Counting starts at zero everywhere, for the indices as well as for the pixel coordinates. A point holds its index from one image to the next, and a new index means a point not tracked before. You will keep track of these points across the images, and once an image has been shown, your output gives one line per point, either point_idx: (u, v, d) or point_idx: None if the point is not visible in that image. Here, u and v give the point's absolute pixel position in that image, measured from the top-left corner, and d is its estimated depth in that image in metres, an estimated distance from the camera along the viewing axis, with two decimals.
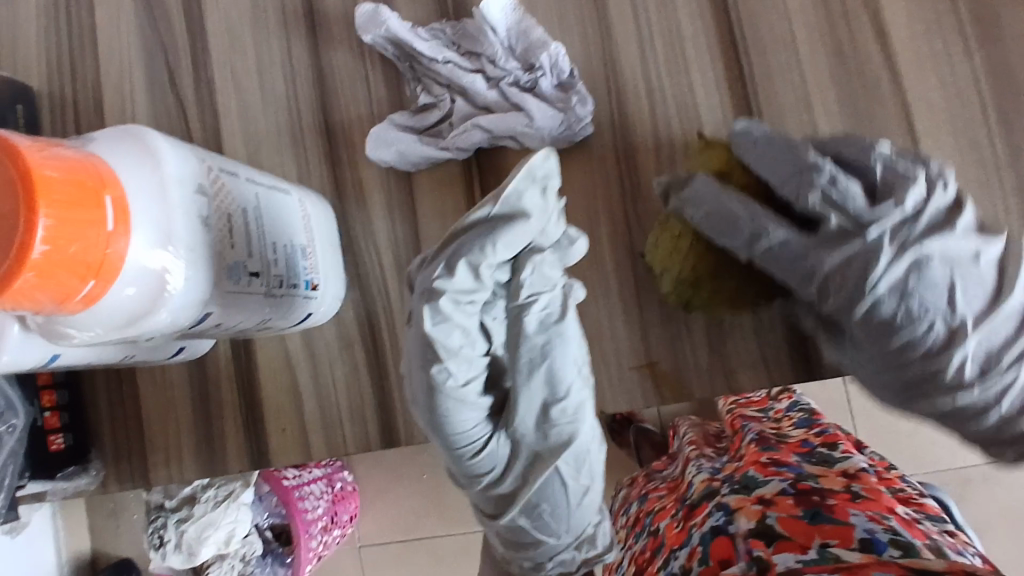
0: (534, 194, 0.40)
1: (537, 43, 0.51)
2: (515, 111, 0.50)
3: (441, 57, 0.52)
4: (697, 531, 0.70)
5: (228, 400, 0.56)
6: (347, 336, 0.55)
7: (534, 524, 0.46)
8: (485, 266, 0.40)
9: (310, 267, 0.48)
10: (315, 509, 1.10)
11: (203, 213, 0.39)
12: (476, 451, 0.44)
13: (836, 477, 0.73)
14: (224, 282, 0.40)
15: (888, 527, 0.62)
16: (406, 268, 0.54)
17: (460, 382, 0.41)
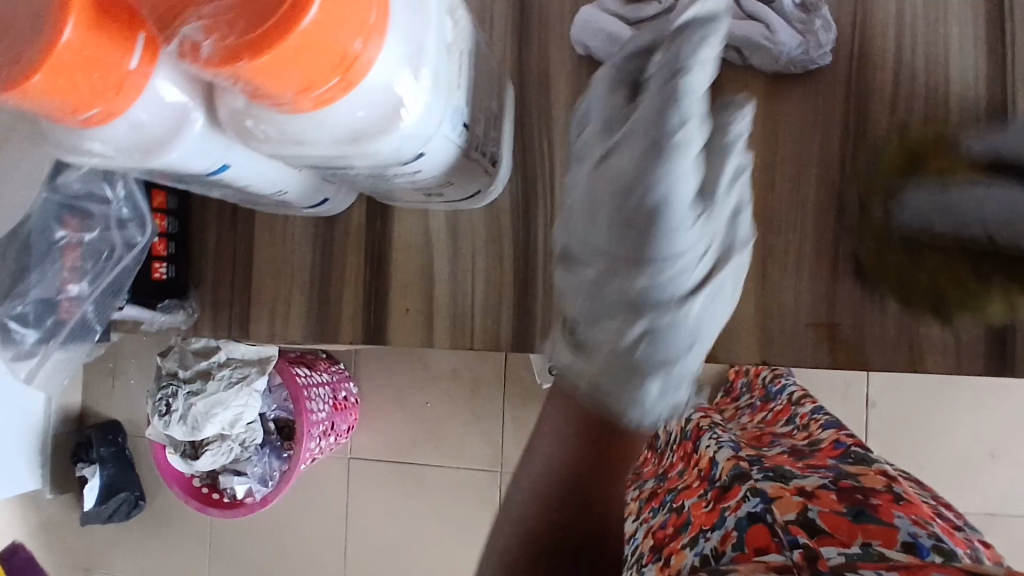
0: (694, 91, 0.36)
1: None
2: (753, 21, 0.45)
3: None
4: (731, 513, 0.57)
5: (354, 269, 0.53)
6: (497, 227, 0.51)
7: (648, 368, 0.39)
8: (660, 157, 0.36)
9: (497, 140, 0.44)
10: (320, 411, 1.08)
11: (447, 40, 0.34)
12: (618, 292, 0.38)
13: (878, 478, 0.65)
14: (446, 126, 0.35)
15: (932, 534, 0.55)
16: (577, 167, 0.49)
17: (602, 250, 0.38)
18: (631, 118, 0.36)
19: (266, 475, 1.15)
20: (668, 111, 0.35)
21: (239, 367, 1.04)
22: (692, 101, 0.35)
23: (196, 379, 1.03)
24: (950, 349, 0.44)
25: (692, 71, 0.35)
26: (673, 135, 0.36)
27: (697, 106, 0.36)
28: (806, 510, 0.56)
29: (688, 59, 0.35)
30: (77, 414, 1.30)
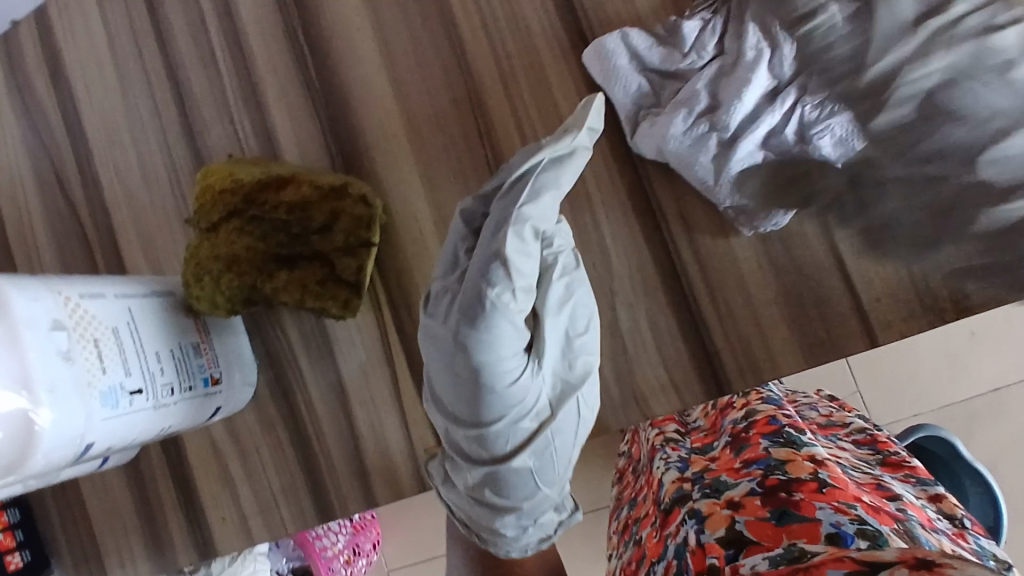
0: (557, 352, 0.45)
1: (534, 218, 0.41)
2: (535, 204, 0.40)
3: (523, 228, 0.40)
4: (672, 542, 0.68)
5: (168, 497, 0.57)
6: (268, 418, 0.54)
7: (541, 464, 0.46)
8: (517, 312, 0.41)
9: (206, 363, 0.48)
10: (336, 544, 1.02)
11: (62, 348, 0.38)
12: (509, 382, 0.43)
13: (803, 462, 0.68)
14: (100, 408, 0.40)
15: (856, 517, 0.57)
16: (313, 340, 0.53)
17: (528, 422, 0.45)
18: (510, 408, 0.43)
19: None
20: (490, 386, 0.42)
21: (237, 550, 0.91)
22: (518, 369, 0.43)
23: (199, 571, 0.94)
24: (668, 388, 0.47)
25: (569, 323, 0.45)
26: (518, 416, 0.44)
27: (585, 354, 0.46)
28: (734, 523, 0.63)
29: (512, 367, 0.42)
30: None
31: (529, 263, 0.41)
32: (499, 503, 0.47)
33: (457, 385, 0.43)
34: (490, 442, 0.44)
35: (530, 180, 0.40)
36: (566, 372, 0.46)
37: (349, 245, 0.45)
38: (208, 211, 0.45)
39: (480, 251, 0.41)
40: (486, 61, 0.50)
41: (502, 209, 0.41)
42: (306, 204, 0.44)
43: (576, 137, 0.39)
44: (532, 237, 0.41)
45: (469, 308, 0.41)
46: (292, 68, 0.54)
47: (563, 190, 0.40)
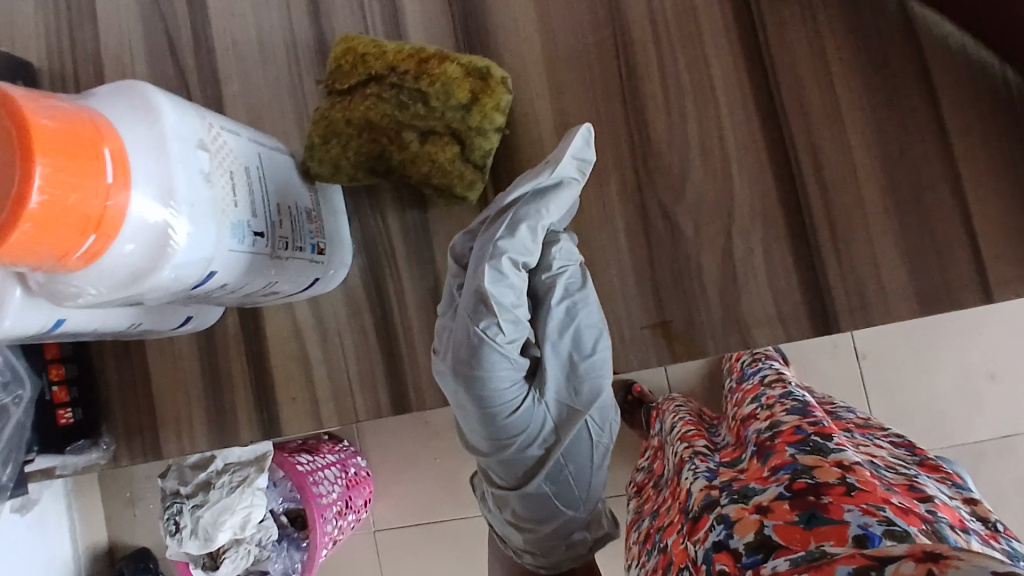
0: (562, 379, 0.52)
1: (528, 221, 0.45)
2: (524, 225, 0.45)
3: (506, 238, 0.45)
4: (697, 548, 0.61)
5: (239, 371, 0.57)
6: (355, 303, 0.54)
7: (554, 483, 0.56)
8: (543, 224, 0.46)
9: (315, 230, 0.48)
10: (331, 493, 0.99)
11: (204, 169, 0.38)
12: (513, 410, 0.50)
13: (830, 467, 0.63)
14: (228, 239, 0.40)
15: (884, 518, 0.54)
16: (413, 231, 0.53)
17: (538, 444, 0.53)
18: (514, 435, 0.51)
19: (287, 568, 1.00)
20: (490, 419, 0.49)
21: (237, 471, 0.94)
22: (514, 394, 0.49)
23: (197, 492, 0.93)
24: (775, 320, 0.47)
25: (573, 347, 0.50)
26: (524, 444, 0.52)
27: (590, 379, 0.51)
28: (761, 527, 0.58)
29: (510, 397, 0.49)
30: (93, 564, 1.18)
31: (519, 303, 0.47)
32: (529, 518, 0.60)
33: (479, 418, 0.50)
34: (508, 466, 0.54)
35: (508, 215, 0.45)
36: (572, 398, 0.52)
37: (483, 128, 0.45)
38: (346, 74, 0.45)
39: (468, 293, 0.46)
40: None
41: (482, 242, 0.46)
42: (448, 80, 0.43)
43: (555, 171, 0.44)
44: (510, 266, 0.46)
45: (463, 348, 0.46)
46: None
47: (545, 220, 0.45)
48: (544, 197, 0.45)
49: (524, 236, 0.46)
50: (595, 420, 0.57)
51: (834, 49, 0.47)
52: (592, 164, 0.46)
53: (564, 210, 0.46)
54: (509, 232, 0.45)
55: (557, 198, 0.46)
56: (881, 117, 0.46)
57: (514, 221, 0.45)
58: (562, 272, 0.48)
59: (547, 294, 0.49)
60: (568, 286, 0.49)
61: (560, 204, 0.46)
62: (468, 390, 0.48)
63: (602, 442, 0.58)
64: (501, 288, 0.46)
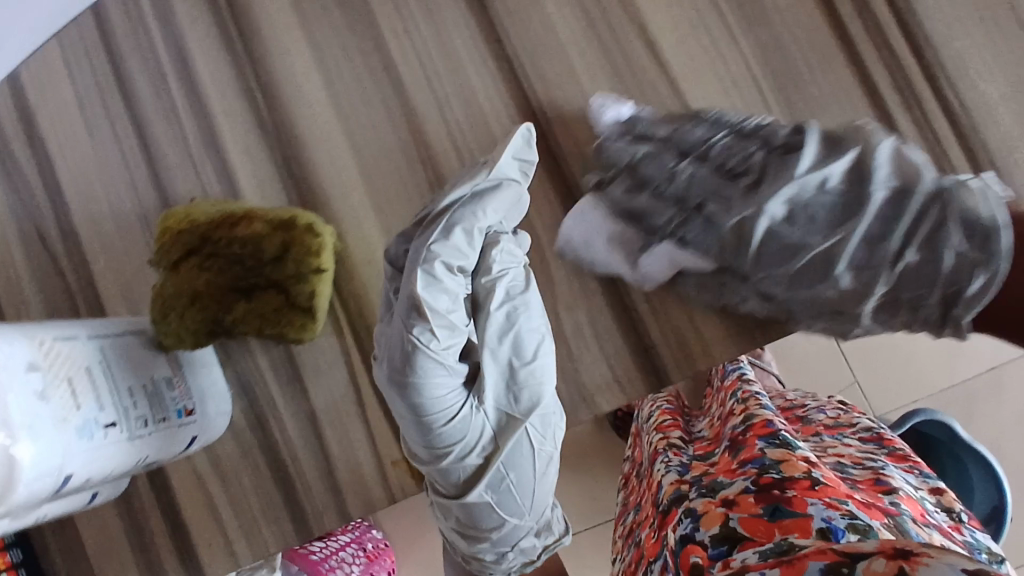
0: (501, 386, 0.49)
1: (464, 221, 0.47)
2: (455, 224, 0.46)
3: (428, 242, 0.46)
4: (669, 539, 0.69)
5: (157, 527, 0.60)
6: (244, 444, 0.57)
7: (499, 498, 0.51)
8: (460, 236, 0.46)
9: (179, 396, 0.51)
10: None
11: (38, 387, 0.42)
12: (450, 418, 0.47)
13: (798, 462, 0.69)
14: (77, 441, 0.43)
15: (847, 513, 0.60)
16: (282, 366, 0.56)
17: (477, 454, 0.49)
18: (452, 445, 0.48)
19: None
20: (428, 428, 0.47)
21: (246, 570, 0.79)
22: (450, 400, 0.47)
23: None
24: None
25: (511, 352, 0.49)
26: (462, 454, 0.49)
27: (529, 387, 0.49)
28: (728, 519, 0.65)
29: (447, 405, 0.47)
30: None
31: (454, 309, 0.46)
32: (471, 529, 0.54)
33: (416, 426, 0.47)
34: (444, 477, 0.50)
35: (443, 218, 0.46)
36: (513, 405, 0.49)
37: (301, 274, 0.48)
38: (168, 251, 0.48)
39: (402, 300, 0.45)
40: (423, 91, 0.54)
41: (418, 248, 0.47)
42: (257, 239, 0.47)
43: (492, 173, 0.48)
44: (446, 271, 0.46)
45: (398, 356, 0.45)
46: (247, 116, 0.57)
47: (480, 221, 0.47)
48: (457, 198, 0.47)
49: (460, 239, 0.46)
50: (536, 430, 0.50)
51: None
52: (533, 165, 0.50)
53: (501, 207, 0.48)
54: (442, 236, 0.46)
55: (494, 200, 0.48)
56: None
57: (449, 225, 0.46)
58: (508, 281, 0.49)
59: (486, 298, 0.48)
60: (508, 290, 0.49)
61: (495, 205, 0.47)
62: (403, 398, 0.46)
63: (545, 452, 0.51)
64: (432, 291, 0.45)
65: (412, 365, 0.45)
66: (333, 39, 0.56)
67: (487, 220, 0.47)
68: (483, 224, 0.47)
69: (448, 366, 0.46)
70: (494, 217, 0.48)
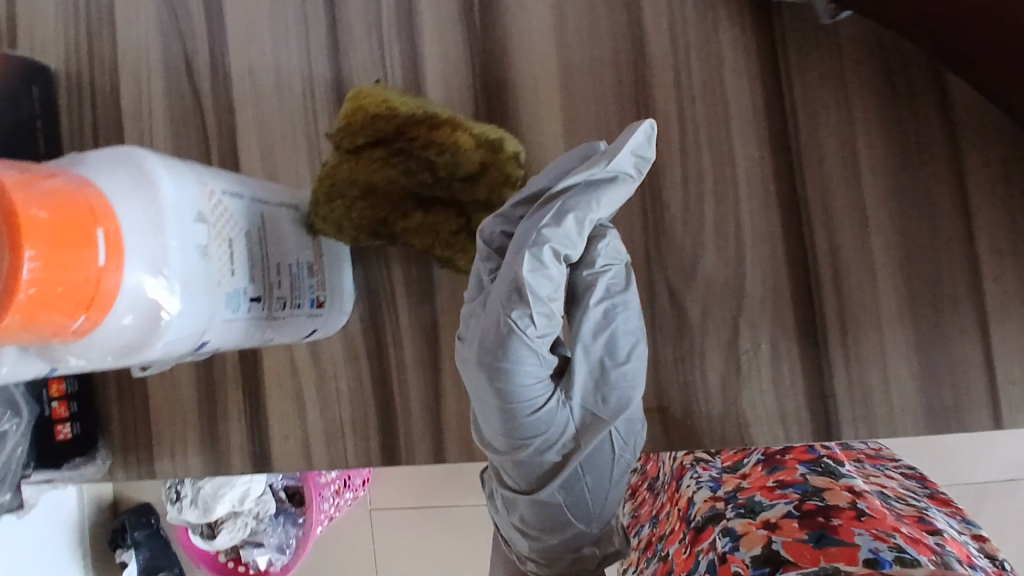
0: (589, 386, 0.46)
1: (576, 212, 0.40)
2: (569, 216, 0.40)
3: (538, 230, 0.40)
4: (703, 558, 0.66)
5: (235, 403, 0.57)
6: (353, 349, 0.53)
7: (569, 498, 0.47)
8: (576, 231, 0.41)
9: (315, 284, 0.47)
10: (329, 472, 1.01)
11: (201, 242, 0.38)
12: (535, 409, 0.43)
13: (841, 492, 0.71)
14: (222, 309, 0.40)
15: (896, 545, 0.56)
16: (418, 285, 0.52)
17: (554, 453, 0.45)
18: (533, 438, 0.43)
19: (283, 544, 1.04)
20: (510, 418, 0.43)
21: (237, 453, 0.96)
22: (535, 392, 0.42)
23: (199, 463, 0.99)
24: (776, 420, 0.46)
25: (605, 352, 0.45)
26: (542, 448, 0.45)
27: (620, 389, 0.45)
28: (770, 541, 0.61)
29: (533, 395, 0.42)
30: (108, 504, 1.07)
31: (556, 297, 0.41)
32: (533, 532, 0.48)
33: (495, 417, 0.43)
34: (518, 471, 0.45)
35: (556, 203, 0.41)
36: (598, 406, 0.46)
37: (491, 203, 0.44)
38: (353, 132, 0.43)
39: (502, 281, 0.41)
40: (662, 39, 0.48)
41: (523, 229, 0.41)
42: (455, 150, 0.42)
43: (610, 164, 0.40)
44: (552, 258, 0.40)
45: (489, 337, 0.41)
46: (454, 6, 0.51)
47: (597, 214, 0.41)
48: (573, 185, 0.40)
49: (570, 230, 0.41)
50: (619, 434, 0.47)
51: (867, 148, 0.45)
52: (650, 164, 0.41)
53: (618, 202, 0.41)
54: (553, 224, 0.40)
55: (611, 193, 0.41)
56: (906, 223, 0.44)
57: (559, 214, 0.40)
58: (605, 273, 0.44)
59: (585, 293, 0.45)
60: (608, 287, 0.45)
61: (612, 200, 0.41)
62: (490, 381, 0.41)
63: (622, 459, 0.48)
64: (535, 279, 0.40)
65: (507, 351, 0.40)
66: None
67: (599, 211, 0.41)
68: (597, 216, 0.41)
69: (537, 356, 0.42)
70: (611, 207, 0.41)
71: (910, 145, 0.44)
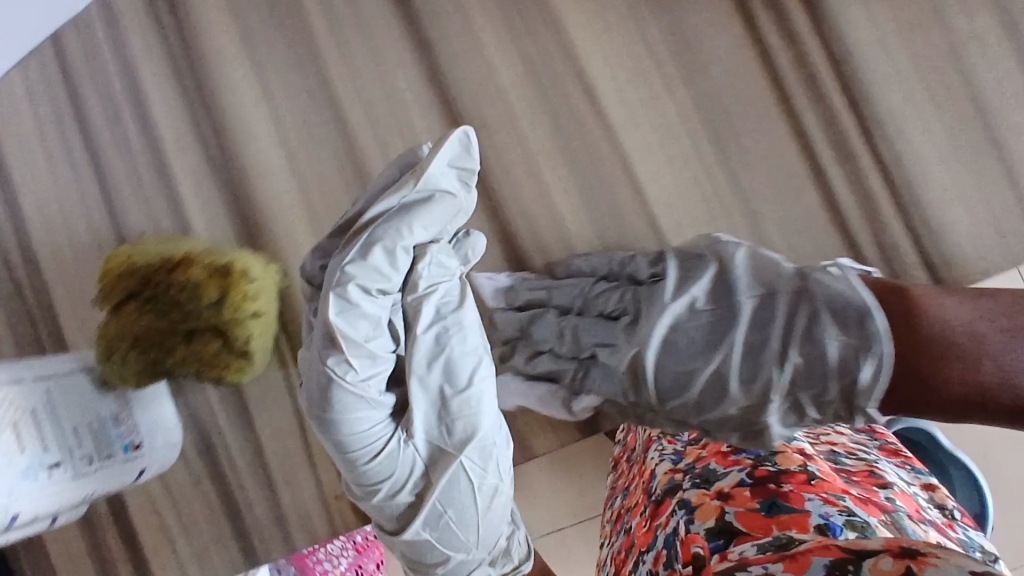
0: (432, 420, 0.47)
1: (392, 239, 0.44)
2: (378, 244, 0.44)
3: (345, 262, 0.43)
4: (666, 553, 0.60)
5: (113, 548, 0.61)
6: (195, 473, 0.58)
7: (438, 536, 0.49)
8: (389, 263, 0.44)
9: (125, 431, 0.53)
10: None
11: None
12: (376, 451, 0.46)
13: (806, 459, 0.64)
14: (21, 484, 0.44)
15: (881, 529, 0.48)
16: (231, 399, 0.57)
17: (405, 491, 0.47)
18: (380, 482, 0.46)
19: None
20: (351, 463, 0.45)
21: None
22: (374, 433, 0.45)
23: None
24: None
25: (444, 379, 0.46)
26: (392, 491, 0.47)
27: (463, 417, 0.46)
28: None
29: (374, 437, 0.45)
30: None
31: (374, 336, 0.44)
32: (418, 564, 0.51)
33: (342, 460, 0.46)
34: (378, 514, 0.48)
35: (365, 235, 0.43)
36: (447, 439, 0.47)
37: (238, 319, 0.48)
38: (107, 294, 0.49)
39: (319, 330, 0.44)
40: (366, 131, 0.54)
41: (333, 270, 0.44)
42: (192, 285, 0.48)
43: (421, 181, 0.44)
44: (364, 295, 0.43)
45: (316, 390, 0.44)
46: (197, 152, 0.58)
47: (403, 238, 0.44)
48: (376, 213, 0.44)
49: (380, 261, 0.44)
50: (475, 463, 0.47)
51: (557, 182, 0.54)
52: (473, 171, 0.47)
53: (440, 222, 0.45)
54: (356, 259, 0.43)
55: (425, 213, 0.45)
56: (605, 233, 0.54)
57: (373, 243, 0.44)
58: (429, 302, 0.46)
59: (413, 320, 0.46)
60: (442, 307, 0.47)
61: (433, 220, 0.45)
62: (325, 432, 0.45)
63: (488, 484, 0.48)
64: (344, 317, 0.43)
65: (326, 394, 0.44)
66: (278, 75, 0.55)
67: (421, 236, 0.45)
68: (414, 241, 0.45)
69: (370, 395, 0.44)
70: (426, 234, 0.45)
71: (588, 168, 0.54)
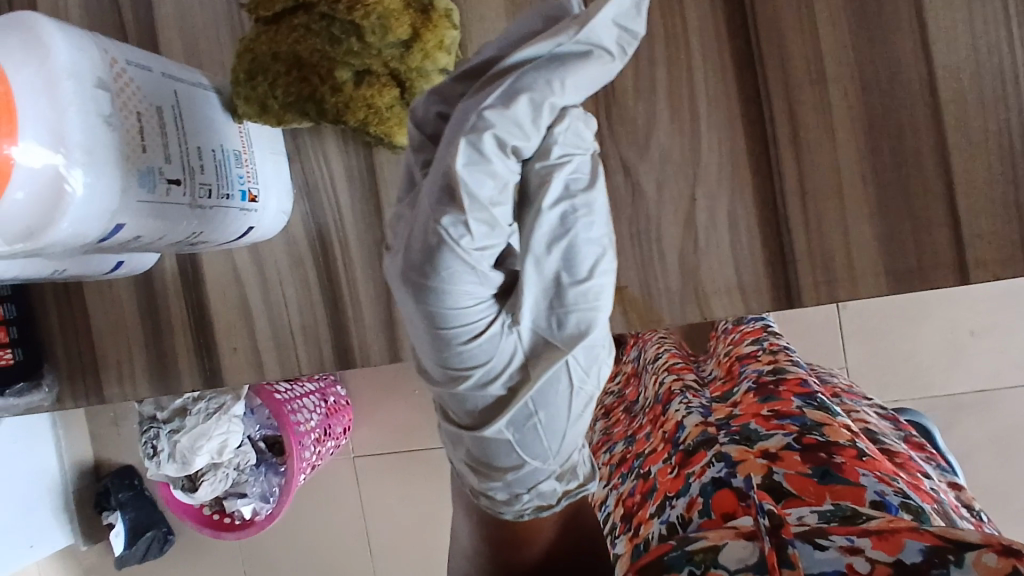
0: (542, 311, 0.36)
1: (535, 97, 0.31)
2: (523, 98, 0.31)
3: (483, 106, 0.31)
4: (695, 481, 0.55)
5: (178, 318, 0.54)
6: (298, 253, 0.51)
7: (521, 439, 0.38)
8: (549, 108, 0.32)
9: (246, 175, 0.44)
10: (309, 421, 0.94)
11: (102, 112, 0.35)
12: (472, 337, 0.35)
13: (841, 428, 0.59)
14: (136, 189, 0.36)
15: (899, 490, 0.50)
16: (358, 178, 0.50)
17: (478, 381, 0.37)
18: (474, 366, 0.36)
19: (268, 493, 1.02)
20: (443, 344, 0.35)
21: (214, 398, 0.93)
22: (474, 314, 0.35)
23: (173, 417, 0.93)
24: (733, 291, 0.44)
25: (561, 265, 0.35)
26: (483, 379, 0.37)
27: (579, 311, 0.36)
28: (771, 473, 0.53)
29: (473, 319, 0.35)
30: (91, 466, 1.11)
31: (500, 201, 0.33)
32: (483, 467, 0.40)
33: (426, 340, 0.36)
34: (456, 403, 0.38)
35: (508, 78, 0.31)
36: (555, 332, 0.36)
37: (426, 69, 0.41)
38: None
39: (434, 177, 0.33)
40: None
41: (463, 111, 0.32)
42: (384, 13, 0.38)
43: (582, 32, 0.31)
44: (496, 149, 0.32)
45: (417, 247, 0.33)
46: None
47: (554, 93, 0.31)
48: (525, 51, 0.32)
49: (513, 117, 0.31)
50: (581, 367, 0.38)
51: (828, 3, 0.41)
52: (638, 37, 0.32)
53: (594, 83, 0.32)
54: (493, 107, 0.31)
55: (578, 74, 0.32)
56: (868, 76, 0.42)
57: (518, 96, 0.31)
58: (543, 155, 0.33)
59: (538, 190, 0.34)
60: (569, 183, 0.34)
61: (585, 76, 0.31)
62: (420, 306, 0.34)
63: (587, 394, 0.39)
64: (471, 171, 0.31)
65: (433, 259, 0.33)
66: None
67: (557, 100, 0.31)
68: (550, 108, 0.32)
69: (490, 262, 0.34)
70: (566, 99, 0.32)
71: None
